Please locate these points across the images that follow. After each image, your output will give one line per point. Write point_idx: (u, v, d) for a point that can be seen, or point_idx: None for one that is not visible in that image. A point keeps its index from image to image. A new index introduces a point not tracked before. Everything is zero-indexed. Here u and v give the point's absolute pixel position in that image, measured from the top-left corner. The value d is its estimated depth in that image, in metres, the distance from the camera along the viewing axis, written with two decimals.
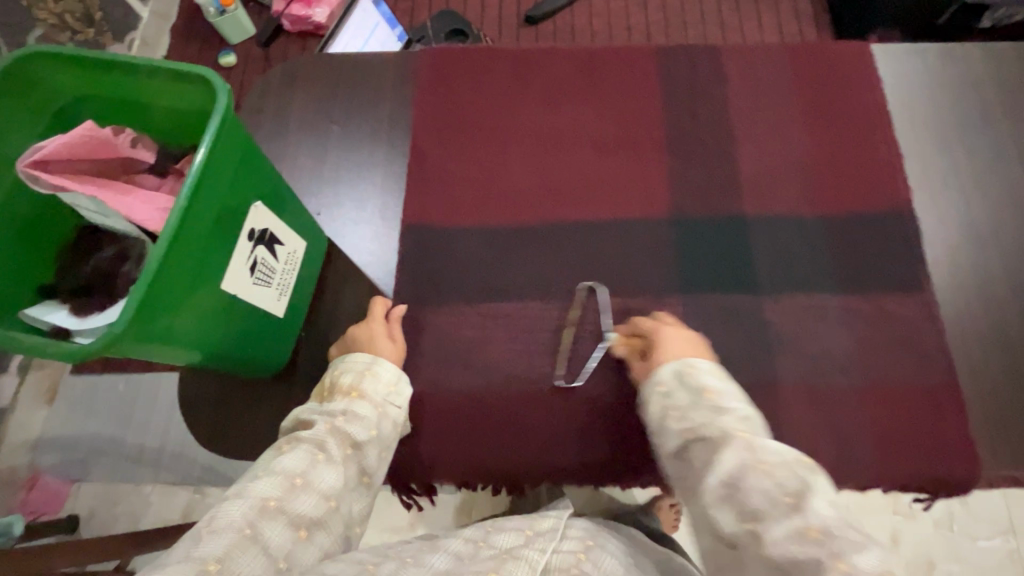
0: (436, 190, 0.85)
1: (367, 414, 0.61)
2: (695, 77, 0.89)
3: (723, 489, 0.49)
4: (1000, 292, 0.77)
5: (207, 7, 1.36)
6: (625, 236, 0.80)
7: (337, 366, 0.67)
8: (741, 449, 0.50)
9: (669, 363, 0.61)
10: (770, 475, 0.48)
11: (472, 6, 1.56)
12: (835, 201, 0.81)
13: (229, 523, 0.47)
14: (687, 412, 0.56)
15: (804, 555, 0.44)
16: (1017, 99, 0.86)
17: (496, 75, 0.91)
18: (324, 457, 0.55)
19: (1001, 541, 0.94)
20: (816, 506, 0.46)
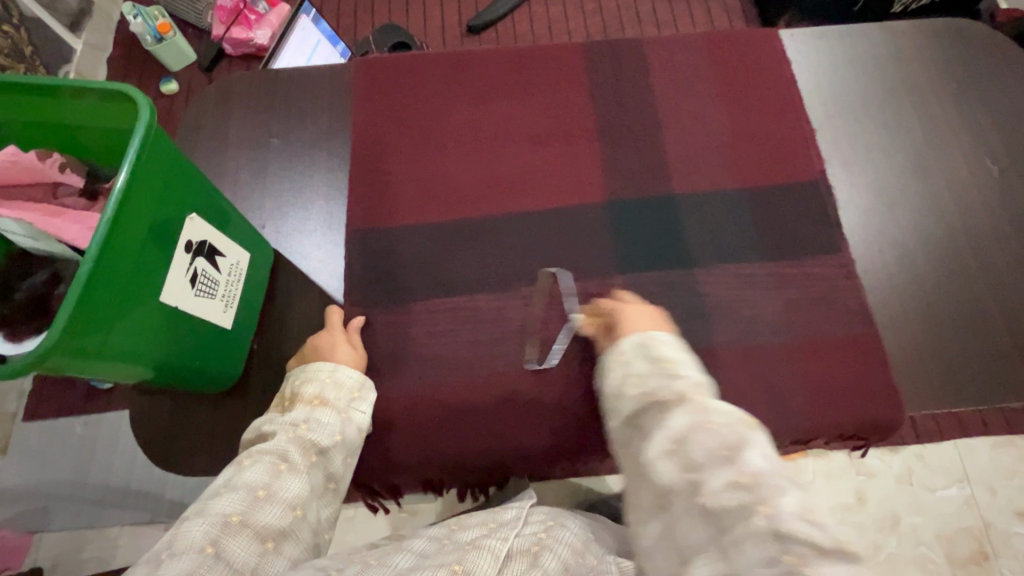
0: (377, 190, 0.83)
1: (330, 421, 0.61)
2: (628, 61, 0.90)
3: (670, 446, 0.48)
4: (927, 246, 0.80)
5: (144, 36, 1.35)
6: (570, 222, 0.81)
7: (298, 376, 0.65)
8: (691, 410, 0.49)
9: (633, 335, 0.60)
10: (713, 432, 0.47)
11: (416, 19, 1.61)
12: (768, 172, 0.83)
13: (189, 544, 0.45)
14: (642, 378, 0.55)
15: (733, 502, 0.43)
16: (921, 68, 0.91)
17: (429, 73, 0.90)
18: (287, 467, 0.54)
19: (957, 489, 1.02)
20: (749, 457, 0.45)
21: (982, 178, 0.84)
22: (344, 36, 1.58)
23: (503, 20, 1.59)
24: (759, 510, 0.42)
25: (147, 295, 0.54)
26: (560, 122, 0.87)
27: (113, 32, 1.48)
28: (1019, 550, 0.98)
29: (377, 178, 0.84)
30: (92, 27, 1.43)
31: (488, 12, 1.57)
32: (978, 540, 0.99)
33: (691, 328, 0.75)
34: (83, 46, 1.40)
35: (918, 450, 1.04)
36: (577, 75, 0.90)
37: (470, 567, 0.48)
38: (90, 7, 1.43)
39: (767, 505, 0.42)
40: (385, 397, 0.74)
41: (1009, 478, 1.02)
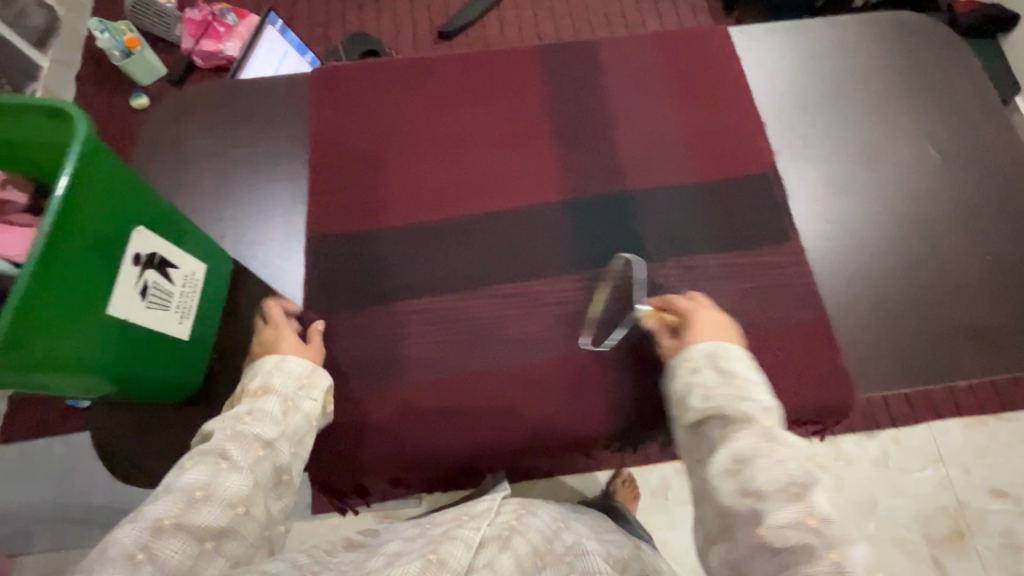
0: (337, 197, 0.84)
1: (275, 412, 0.60)
2: (581, 63, 0.92)
3: (733, 463, 0.52)
4: (874, 232, 0.83)
5: (112, 51, 1.36)
6: (527, 222, 0.82)
7: (249, 373, 0.66)
8: (761, 434, 0.53)
9: (706, 342, 0.64)
10: (783, 464, 0.50)
11: (387, 27, 1.62)
12: (717, 167, 0.85)
13: (119, 551, 0.44)
14: (709, 390, 0.60)
15: (799, 540, 0.46)
16: (867, 61, 0.94)
17: (386, 80, 0.91)
18: (227, 464, 0.52)
19: (933, 471, 1.05)
20: (817, 498, 0.48)
21: (928, 165, 0.87)
22: (316, 45, 1.59)
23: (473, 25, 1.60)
24: (827, 555, 0.44)
25: (92, 308, 0.54)
26: (517, 125, 0.88)
27: (80, 47, 1.47)
28: (993, 527, 1.02)
29: (336, 185, 0.84)
30: (59, 43, 1.43)
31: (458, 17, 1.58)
32: (955, 519, 1.03)
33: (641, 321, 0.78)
34: (50, 63, 1.40)
35: (895, 435, 1.08)
36: (532, 78, 0.91)
37: (445, 555, 0.48)
38: (57, 25, 1.43)
39: (835, 552, 0.44)
40: (349, 401, 0.75)
41: (982, 457, 1.06)
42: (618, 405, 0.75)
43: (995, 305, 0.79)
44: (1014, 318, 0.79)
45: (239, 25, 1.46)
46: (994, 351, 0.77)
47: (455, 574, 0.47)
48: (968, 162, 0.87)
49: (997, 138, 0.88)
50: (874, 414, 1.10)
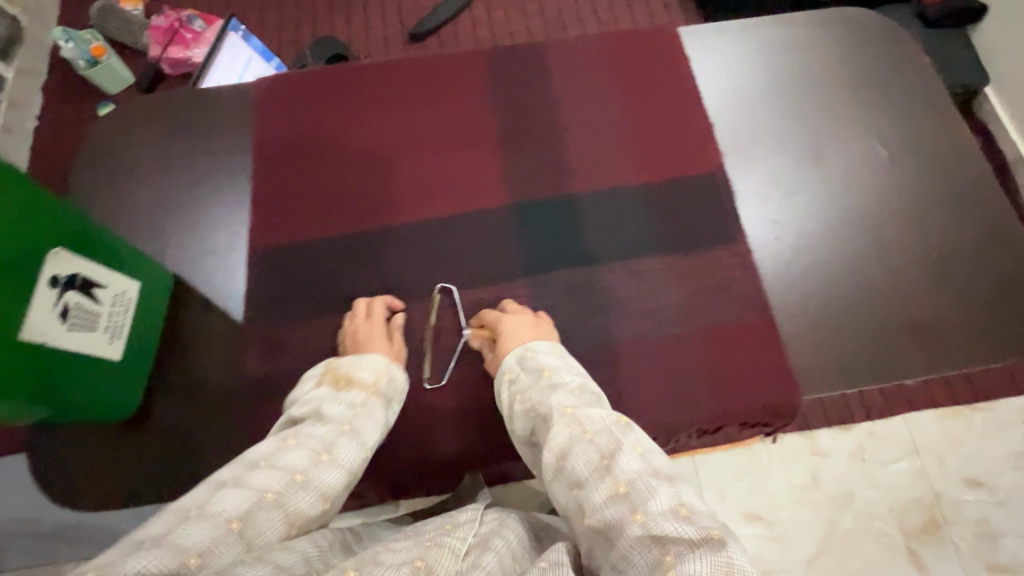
0: (280, 207, 0.82)
1: (375, 415, 0.65)
2: (529, 66, 0.91)
3: (556, 463, 0.56)
4: (823, 230, 0.82)
5: (77, 60, 1.35)
6: (474, 229, 0.82)
7: (353, 361, 0.69)
8: (570, 424, 0.58)
9: (515, 352, 0.69)
10: (591, 442, 0.55)
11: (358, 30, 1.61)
12: (664, 170, 0.85)
13: (223, 513, 0.47)
14: (526, 395, 0.64)
15: (614, 512, 0.50)
16: (816, 58, 0.93)
17: (331, 88, 0.90)
18: (326, 457, 0.57)
19: (907, 462, 1.05)
20: (623, 464, 0.52)
21: (876, 160, 0.86)
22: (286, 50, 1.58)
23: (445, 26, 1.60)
24: (634, 517, 0.48)
25: None
26: (465, 131, 0.87)
27: (44, 56, 1.45)
28: (970, 517, 1.01)
29: (279, 195, 0.83)
30: (26, 53, 1.41)
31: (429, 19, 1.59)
32: (930, 510, 1.02)
33: (585, 326, 0.78)
34: (14, 73, 1.38)
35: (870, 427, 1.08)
36: (478, 83, 0.90)
37: (431, 564, 0.47)
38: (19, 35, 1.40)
39: (639, 511, 0.48)
40: None
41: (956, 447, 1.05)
42: None
43: (944, 301, 0.78)
44: (963, 313, 0.78)
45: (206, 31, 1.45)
46: (942, 347, 0.76)
47: None
48: (916, 157, 0.86)
49: (945, 133, 0.88)
50: (851, 408, 1.09)
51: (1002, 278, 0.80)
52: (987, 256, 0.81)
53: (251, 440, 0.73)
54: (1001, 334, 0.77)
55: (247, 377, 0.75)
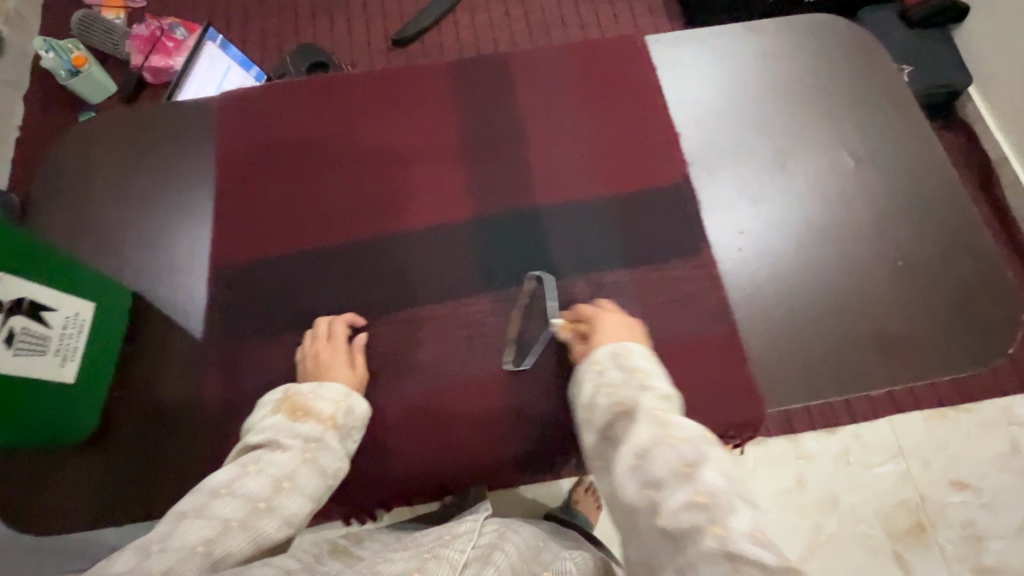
0: (241, 223, 0.82)
1: (337, 445, 0.64)
2: (493, 78, 0.91)
3: (634, 461, 0.52)
4: (786, 240, 0.82)
5: (58, 71, 1.41)
6: (435, 243, 0.81)
7: (312, 389, 0.68)
8: (654, 426, 0.54)
9: (606, 345, 0.65)
10: (675, 447, 0.51)
11: (343, 43, 1.66)
12: (626, 180, 0.85)
13: (183, 543, 0.47)
14: (610, 389, 0.60)
15: (690, 521, 0.47)
16: (780, 66, 0.93)
17: (293, 103, 0.89)
18: (288, 486, 0.57)
19: (892, 466, 1.15)
20: (706, 475, 0.49)
21: (840, 168, 0.86)
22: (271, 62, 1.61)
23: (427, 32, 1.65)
24: (712, 531, 0.45)
25: None
26: (429, 145, 0.87)
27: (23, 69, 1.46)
28: (955, 519, 1.12)
29: (241, 211, 0.82)
30: None
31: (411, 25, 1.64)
32: (914, 513, 1.13)
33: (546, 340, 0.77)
34: None
35: (857, 431, 1.17)
36: (443, 96, 0.90)
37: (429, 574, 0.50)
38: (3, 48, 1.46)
39: (719, 526, 0.46)
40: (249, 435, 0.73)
41: (938, 450, 1.17)
42: (527, 426, 0.75)
43: (906, 310, 0.78)
44: (925, 322, 0.78)
45: (186, 41, 1.51)
46: (904, 357, 0.76)
47: None
48: (882, 165, 0.86)
49: (911, 140, 0.88)
50: (837, 412, 1.20)
51: (966, 286, 0.79)
52: (951, 264, 0.80)
53: (209, 459, 0.72)
54: (964, 343, 0.76)
55: (205, 396, 0.74)
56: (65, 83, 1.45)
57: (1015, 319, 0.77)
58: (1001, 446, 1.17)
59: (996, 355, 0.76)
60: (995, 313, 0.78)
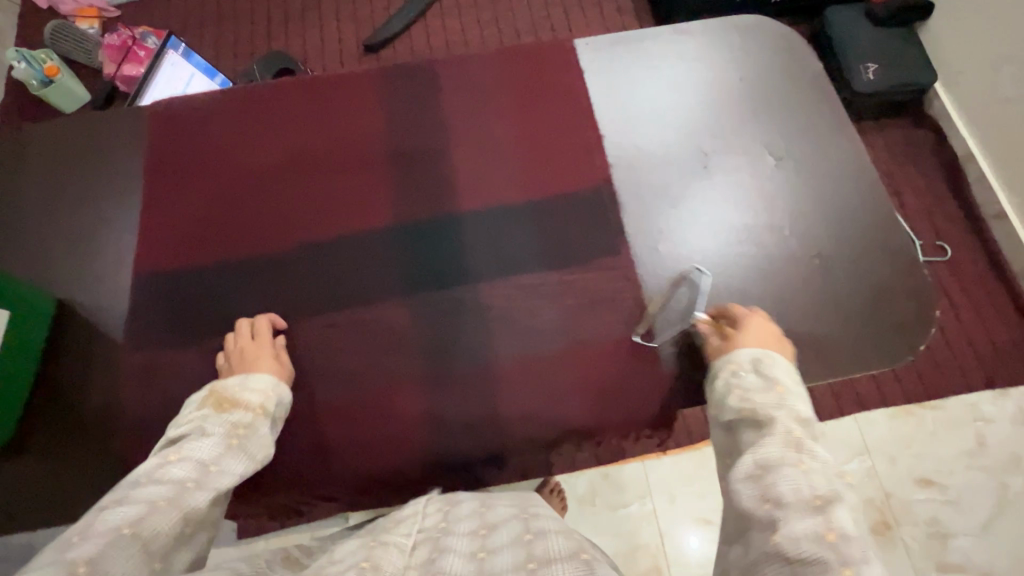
0: (166, 231, 0.83)
1: (264, 432, 0.67)
2: (420, 84, 0.92)
3: (756, 469, 0.54)
4: (705, 241, 0.83)
5: (30, 80, 1.45)
6: (355, 249, 0.82)
7: (239, 382, 0.69)
8: (789, 444, 0.55)
9: (746, 349, 0.68)
10: (807, 475, 0.51)
11: (314, 49, 1.68)
12: (547, 184, 0.86)
13: (108, 526, 0.50)
14: (745, 392, 0.63)
15: (814, 552, 0.45)
16: (705, 68, 0.94)
17: (221, 112, 0.91)
18: (215, 468, 0.59)
19: (858, 463, 1.24)
20: (840, 514, 0.48)
21: (762, 169, 0.87)
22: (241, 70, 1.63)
23: (399, 37, 1.68)
24: (840, 570, 0.44)
25: None
26: (353, 151, 0.88)
27: None
28: (920, 516, 1.20)
29: (165, 219, 0.84)
30: None
31: (383, 31, 1.66)
32: (881, 511, 1.21)
33: (461, 343, 0.78)
34: None
35: (820, 429, 1.28)
36: (370, 102, 0.91)
37: (376, 562, 0.54)
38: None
39: (847, 567, 0.44)
40: None
41: (906, 448, 1.26)
42: (439, 427, 0.75)
43: (820, 310, 0.79)
44: (837, 321, 0.78)
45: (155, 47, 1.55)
46: (814, 355, 0.77)
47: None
48: (802, 165, 0.87)
49: (836, 139, 0.88)
50: None
51: (881, 285, 0.80)
52: (867, 263, 0.81)
53: (129, 463, 0.74)
54: (876, 341, 0.77)
55: (123, 403, 0.76)
56: (37, 93, 1.48)
57: (925, 318, 0.78)
58: (967, 442, 1.26)
59: (906, 353, 0.77)
60: (906, 311, 0.79)
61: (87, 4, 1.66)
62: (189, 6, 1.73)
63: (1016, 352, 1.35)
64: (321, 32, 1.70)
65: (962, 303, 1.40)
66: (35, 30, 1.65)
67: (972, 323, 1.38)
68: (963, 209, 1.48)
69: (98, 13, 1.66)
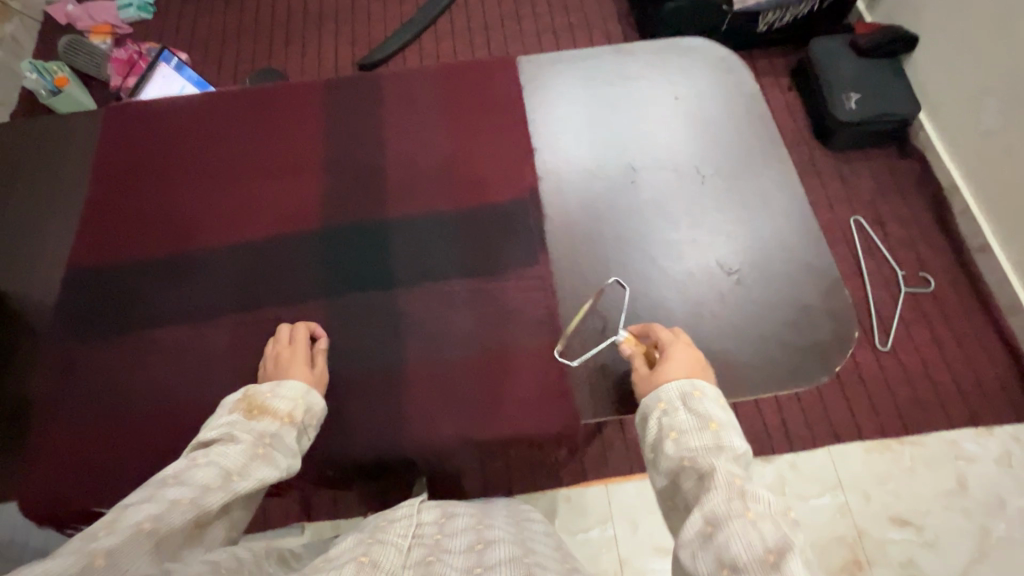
0: (104, 228, 0.87)
1: (291, 443, 0.63)
2: (361, 95, 0.95)
3: (705, 526, 0.52)
4: (627, 254, 0.83)
5: (40, 89, 1.49)
6: (279, 251, 0.84)
7: (270, 389, 0.68)
8: (732, 494, 0.53)
9: (676, 383, 0.65)
10: (755, 526, 0.49)
11: (310, 67, 1.74)
12: (474, 195, 0.87)
13: (128, 522, 0.47)
14: (682, 437, 0.60)
15: None
16: (640, 87, 0.95)
17: (169, 118, 0.94)
18: (239, 475, 0.56)
19: (829, 498, 1.20)
20: (794, 568, 0.46)
21: (690, 187, 0.87)
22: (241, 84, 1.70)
23: (393, 57, 1.72)
24: None
25: None
26: (289, 158, 0.91)
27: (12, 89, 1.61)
28: (893, 556, 1.15)
29: (101, 216, 0.88)
30: None
31: (378, 51, 1.70)
32: (852, 549, 1.16)
33: (374, 346, 0.79)
34: None
35: (792, 460, 1.24)
36: (312, 113, 0.94)
37: (376, 557, 0.48)
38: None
39: None
40: (78, 427, 0.75)
41: (880, 483, 1.21)
42: (340, 431, 0.75)
43: (742, 328, 0.78)
44: (756, 340, 0.77)
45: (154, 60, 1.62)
46: (725, 373, 0.75)
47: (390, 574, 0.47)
48: (729, 183, 0.87)
49: (772, 161, 0.88)
50: (774, 442, 1.26)
51: (812, 307, 0.79)
52: (798, 284, 0.80)
53: (37, 451, 0.75)
54: (795, 362, 0.76)
55: (37, 391, 0.78)
56: (45, 102, 1.52)
57: (847, 342, 0.77)
58: (946, 482, 1.21)
59: (821, 374, 0.75)
60: (831, 335, 0.77)
61: (101, 21, 1.75)
62: (197, 22, 1.82)
63: (999, 390, 1.30)
64: (317, 51, 1.76)
65: (945, 337, 1.35)
66: (50, 43, 1.74)
67: (955, 359, 1.33)
68: (946, 241, 1.45)
69: (111, 29, 1.75)
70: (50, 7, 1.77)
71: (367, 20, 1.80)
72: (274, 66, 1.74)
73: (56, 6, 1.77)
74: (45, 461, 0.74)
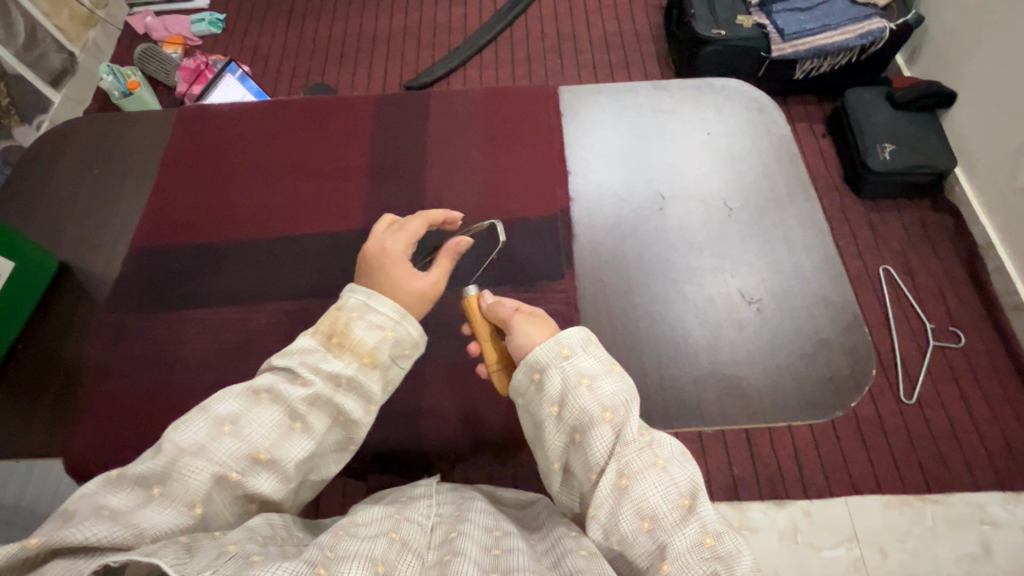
0: (165, 216, 0.94)
1: (371, 390, 0.61)
2: (410, 111, 1.02)
3: (619, 481, 0.56)
4: (650, 278, 0.86)
5: (113, 88, 1.61)
6: (323, 247, 0.90)
7: (359, 307, 0.62)
8: (646, 448, 0.57)
9: (572, 331, 0.62)
10: (666, 471, 0.56)
11: (360, 84, 1.86)
12: (506, 209, 0.92)
13: (180, 494, 0.51)
14: (597, 389, 0.59)
15: (706, 564, 0.51)
16: (673, 119, 1.00)
17: (235, 120, 1.03)
18: (298, 430, 0.57)
19: (844, 550, 1.17)
20: (706, 508, 0.54)
21: (716, 217, 0.90)
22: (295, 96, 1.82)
23: (438, 81, 1.83)
24: None
25: None
26: (339, 162, 0.98)
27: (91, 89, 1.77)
28: None
29: (165, 203, 0.95)
30: (74, 84, 1.72)
31: (424, 75, 1.81)
32: None
33: None
34: (61, 99, 1.67)
35: (807, 508, 1.21)
36: (364, 124, 1.01)
37: (405, 534, 0.52)
38: (74, 68, 1.72)
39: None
40: (124, 395, 0.81)
41: (899, 541, 1.17)
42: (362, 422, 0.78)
43: (760, 358, 0.79)
44: (773, 370, 0.79)
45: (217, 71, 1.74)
46: (738, 399, 0.77)
47: (416, 552, 0.51)
48: (753, 216, 0.90)
49: (797, 199, 0.91)
50: (789, 487, 1.24)
51: (832, 344, 0.80)
52: (818, 321, 0.82)
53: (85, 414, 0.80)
54: (812, 395, 0.77)
55: (90, 359, 0.84)
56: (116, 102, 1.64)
57: (862, 380, 0.78)
58: (968, 546, 1.17)
59: (836, 409, 0.76)
60: (848, 372, 0.78)
61: (175, 33, 1.91)
62: (261, 38, 1.96)
63: None
64: (368, 71, 1.88)
65: (972, 393, 1.32)
66: (128, 49, 1.90)
67: (984, 418, 1.29)
68: (976, 297, 1.43)
69: (184, 40, 1.90)
70: (132, 18, 1.94)
71: (417, 46, 1.91)
72: (327, 82, 1.86)
73: (138, 18, 1.94)
74: (91, 423, 0.79)
